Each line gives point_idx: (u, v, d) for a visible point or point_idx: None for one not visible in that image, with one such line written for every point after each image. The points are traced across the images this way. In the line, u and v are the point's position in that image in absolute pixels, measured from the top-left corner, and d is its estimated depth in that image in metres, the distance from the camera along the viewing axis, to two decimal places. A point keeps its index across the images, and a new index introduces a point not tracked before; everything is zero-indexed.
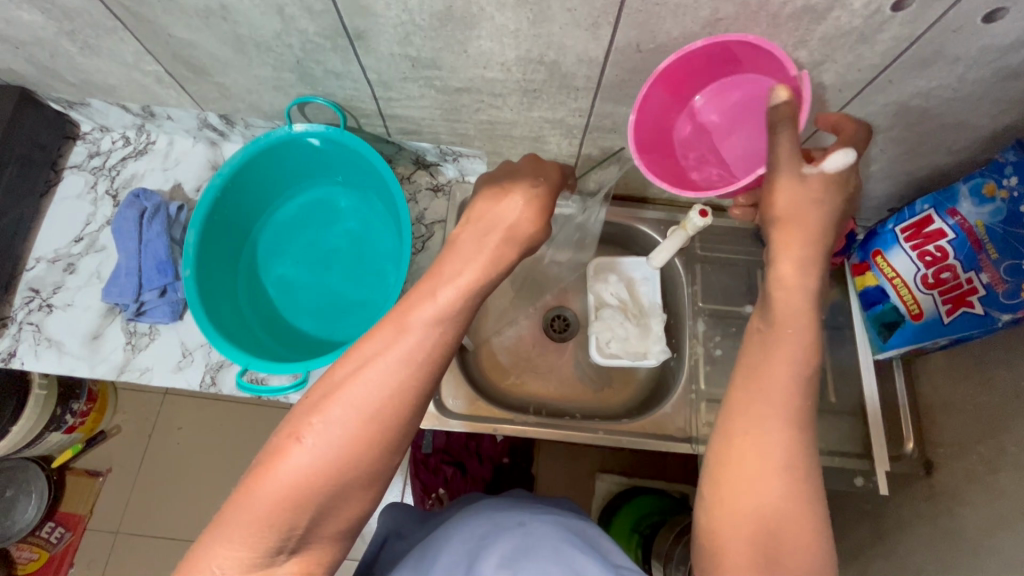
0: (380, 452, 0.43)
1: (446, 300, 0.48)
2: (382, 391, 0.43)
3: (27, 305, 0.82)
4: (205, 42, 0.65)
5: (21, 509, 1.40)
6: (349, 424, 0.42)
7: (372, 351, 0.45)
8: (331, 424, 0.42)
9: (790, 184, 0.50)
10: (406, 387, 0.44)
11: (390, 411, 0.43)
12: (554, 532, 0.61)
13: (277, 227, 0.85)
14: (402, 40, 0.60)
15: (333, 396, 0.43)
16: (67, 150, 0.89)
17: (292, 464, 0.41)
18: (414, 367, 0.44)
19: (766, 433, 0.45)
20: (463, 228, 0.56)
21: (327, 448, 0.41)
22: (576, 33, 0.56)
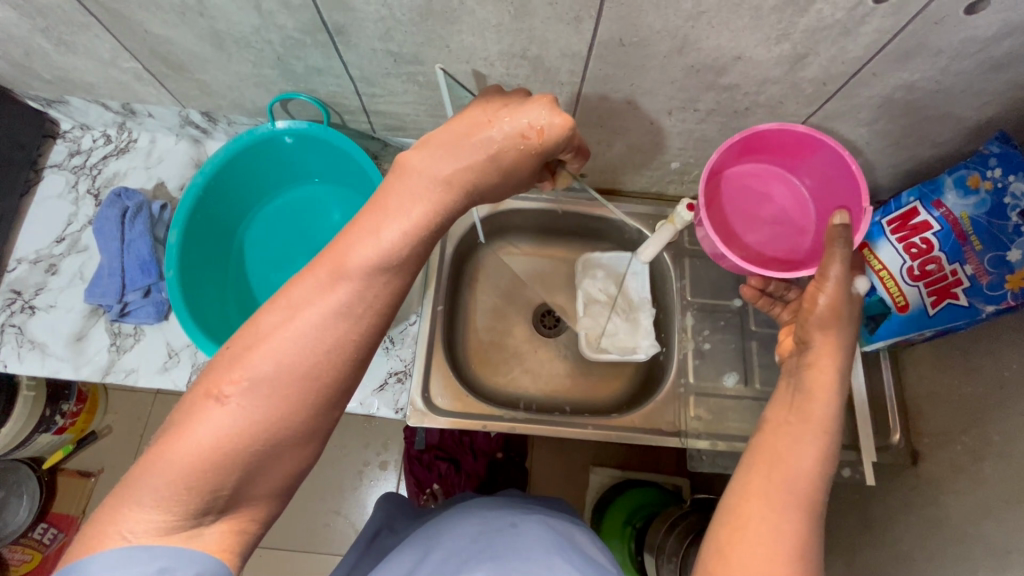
0: (312, 410, 0.40)
1: (389, 241, 0.42)
2: (312, 337, 0.39)
3: (8, 306, 0.81)
4: (183, 37, 0.64)
5: (12, 511, 1.40)
6: (277, 377, 0.38)
7: (302, 298, 0.40)
8: (256, 378, 0.38)
9: (839, 287, 0.54)
10: (344, 342, 0.41)
11: (323, 368, 0.40)
12: (545, 534, 0.61)
13: (263, 225, 0.85)
14: (383, 35, 0.59)
15: (256, 351, 0.39)
16: (47, 149, 0.88)
17: (207, 429, 0.37)
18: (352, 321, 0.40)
19: (783, 521, 0.44)
20: (413, 153, 0.46)
21: (250, 405, 0.38)
22: (558, 27, 0.55)
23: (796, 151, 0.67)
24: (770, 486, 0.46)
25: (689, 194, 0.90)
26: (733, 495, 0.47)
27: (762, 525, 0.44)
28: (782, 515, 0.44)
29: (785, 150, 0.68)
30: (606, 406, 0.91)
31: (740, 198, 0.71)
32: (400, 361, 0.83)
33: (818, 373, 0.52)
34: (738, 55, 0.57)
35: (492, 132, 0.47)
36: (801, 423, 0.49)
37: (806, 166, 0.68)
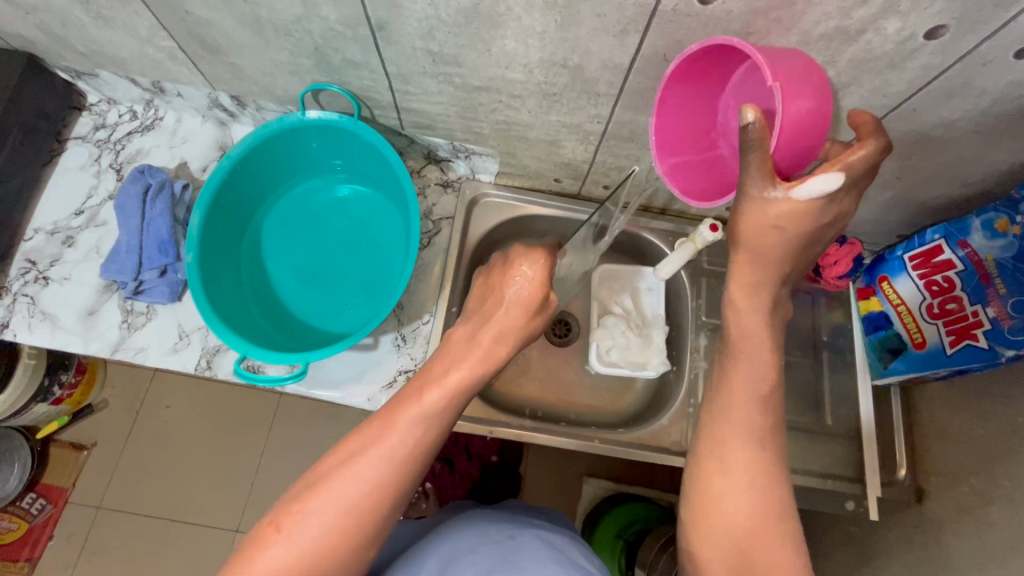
0: (355, 540, 0.49)
1: (430, 402, 0.55)
2: (362, 489, 0.50)
3: (23, 276, 0.80)
4: (223, 21, 0.64)
5: (3, 479, 1.39)
6: (333, 519, 0.48)
7: (356, 450, 0.52)
8: (314, 521, 0.48)
9: (754, 209, 0.48)
10: (383, 486, 0.51)
11: (365, 507, 0.50)
12: (540, 545, 0.62)
13: (282, 215, 0.84)
14: (425, 34, 0.59)
15: (315, 489, 0.50)
16: (72, 120, 0.87)
17: (270, 556, 0.47)
18: (392, 466, 0.51)
19: (731, 453, 0.50)
20: (458, 326, 0.63)
21: (304, 541, 0.48)
22: (604, 39, 0.55)
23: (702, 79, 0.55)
24: (721, 463, 0.50)
25: (710, 214, 0.91)
26: (693, 454, 0.53)
27: (733, 461, 0.49)
28: (732, 445, 0.50)
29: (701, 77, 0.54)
30: (613, 419, 0.90)
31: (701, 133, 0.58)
32: (410, 360, 0.81)
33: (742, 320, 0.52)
34: None
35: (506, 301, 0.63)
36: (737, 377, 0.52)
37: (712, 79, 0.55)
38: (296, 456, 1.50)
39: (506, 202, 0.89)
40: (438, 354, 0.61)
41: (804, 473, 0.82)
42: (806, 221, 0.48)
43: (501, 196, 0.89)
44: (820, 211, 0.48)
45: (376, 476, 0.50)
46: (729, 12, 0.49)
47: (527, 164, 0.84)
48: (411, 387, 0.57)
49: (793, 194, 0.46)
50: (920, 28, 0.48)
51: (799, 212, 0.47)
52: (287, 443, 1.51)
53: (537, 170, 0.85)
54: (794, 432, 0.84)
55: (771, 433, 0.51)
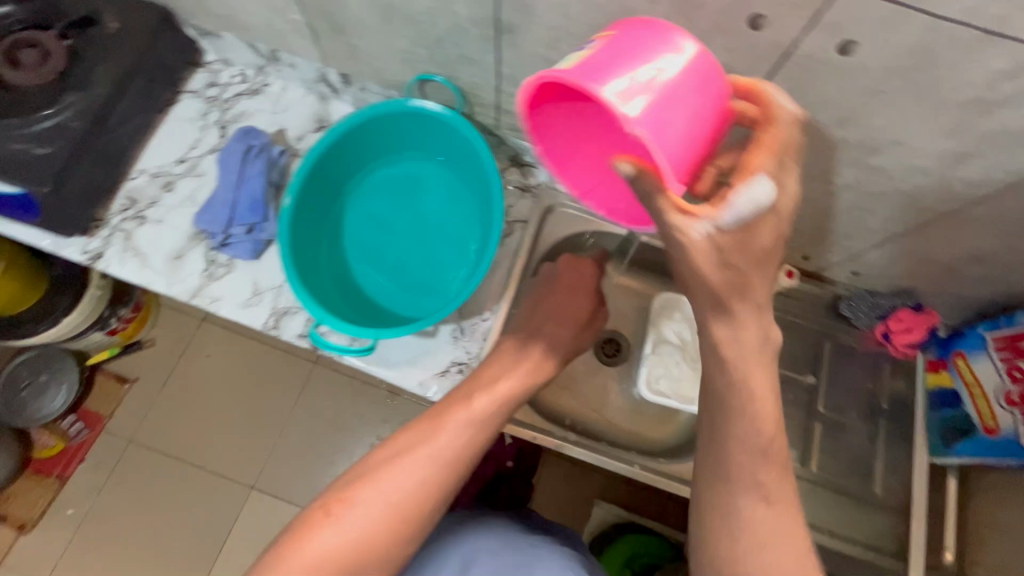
0: (403, 529, 0.54)
1: (479, 408, 0.61)
2: (411, 483, 0.55)
3: (122, 212, 0.85)
4: (355, 3, 0.67)
5: (49, 397, 1.44)
6: (377, 509, 0.53)
7: (408, 444, 0.58)
8: (363, 509, 0.53)
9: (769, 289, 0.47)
10: (431, 480, 0.56)
11: (414, 498, 0.55)
12: (563, 568, 0.62)
13: (367, 192, 0.86)
14: (549, 43, 0.60)
15: (369, 477, 0.55)
16: (188, 75, 0.92)
17: (327, 533, 0.52)
18: (441, 462, 0.57)
19: (739, 551, 0.50)
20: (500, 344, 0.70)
21: (358, 522, 0.52)
22: (727, 73, 0.55)
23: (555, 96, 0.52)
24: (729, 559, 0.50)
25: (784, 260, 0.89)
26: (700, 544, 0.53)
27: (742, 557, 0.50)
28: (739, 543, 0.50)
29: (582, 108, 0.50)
30: (651, 449, 0.89)
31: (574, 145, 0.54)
32: (465, 353, 0.82)
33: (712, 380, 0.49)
34: (898, 140, 0.56)
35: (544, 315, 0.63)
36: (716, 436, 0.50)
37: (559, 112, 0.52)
38: (320, 425, 1.54)
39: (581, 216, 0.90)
40: (490, 359, 0.70)
41: (842, 538, 0.80)
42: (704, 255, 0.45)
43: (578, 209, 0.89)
44: None
45: (422, 473, 0.56)
46: (866, 66, 0.49)
47: None
48: (462, 393, 0.63)
49: (720, 223, 0.43)
50: None
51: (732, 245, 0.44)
52: (315, 411, 1.55)
53: None
54: (837, 495, 0.82)
55: (779, 520, 0.50)
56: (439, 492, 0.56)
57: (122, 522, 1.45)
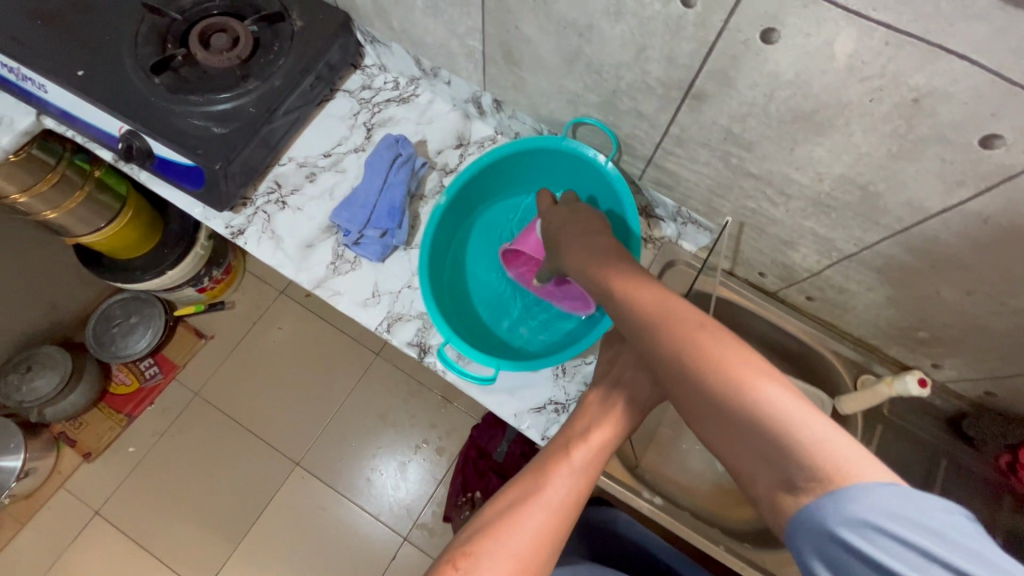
0: None
1: (581, 460, 0.56)
2: (531, 543, 0.49)
3: (267, 195, 0.90)
4: (543, 44, 0.68)
5: (135, 338, 1.51)
6: (506, 565, 0.48)
7: (517, 499, 0.53)
8: (492, 564, 0.48)
9: None
10: (549, 535, 0.51)
11: (536, 561, 0.49)
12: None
13: (491, 220, 0.90)
14: (737, 116, 0.60)
15: (484, 539, 0.50)
16: (346, 75, 0.97)
17: None
18: (555, 515, 0.52)
19: None
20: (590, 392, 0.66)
21: None
22: (931, 181, 0.53)
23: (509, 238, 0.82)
24: None
25: (908, 363, 0.85)
26: None
27: None
28: None
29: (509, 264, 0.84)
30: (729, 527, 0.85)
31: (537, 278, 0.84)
32: (563, 394, 0.80)
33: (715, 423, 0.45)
34: None
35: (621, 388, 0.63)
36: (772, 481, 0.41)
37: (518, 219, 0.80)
38: (370, 416, 1.56)
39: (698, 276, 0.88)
40: (575, 413, 0.64)
41: None
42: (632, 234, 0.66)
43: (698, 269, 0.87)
44: None
45: (542, 525, 0.51)
46: None
47: (742, 251, 0.83)
48: (557, 444, 0.59)
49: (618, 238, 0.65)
50: None
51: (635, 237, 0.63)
52: (371, 400, 1.58)
53: (747, 259, 0.84)
54: None
55: None
56: (557, 549, 0.51)
57: (176, 471, 1.51)
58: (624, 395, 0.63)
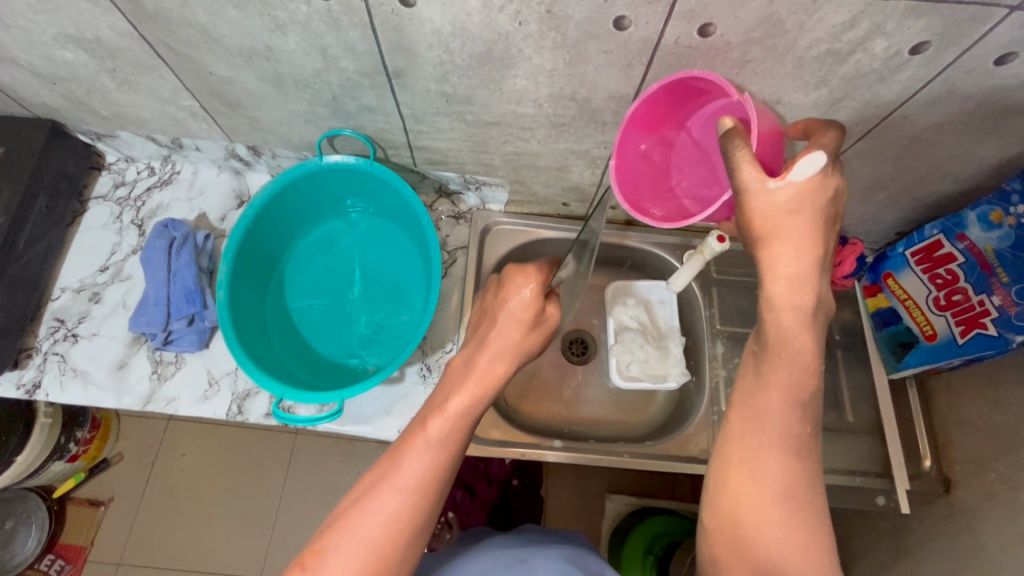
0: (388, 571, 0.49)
1: (435, 433, 0.55)
2: (384, 522, 0.50)
3: (52, 335, 0.82)
4: (245, 79, 0.67)
5: (20, 542, 1.28)
6: (358, 549, 0.49)
7: (372, 483, 0.53)
8: (338, 559, 0.49)
9: (757, 198, 0.47)
10: (404, 514, 0.51)
11: (393, 538, 0.50)
12: (555, 563, 0.60)
13: (302, 256, 0.87)
14: (440, 78, 0.62)
15: (335, 530, 0.51)
16: (92, 180, 0.90)
17: None
18: (409, 495, 0.51)
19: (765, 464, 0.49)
20: (457, 356, 0.63)
21: None
22: (609, 72, 0.59)
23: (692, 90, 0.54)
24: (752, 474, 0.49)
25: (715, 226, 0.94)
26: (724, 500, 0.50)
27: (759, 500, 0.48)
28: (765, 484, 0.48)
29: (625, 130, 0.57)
30: (638, 432, 0.91)
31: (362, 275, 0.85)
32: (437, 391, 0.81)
33: (768, 443, 0.49)
34: (777, 99, 0.61)
35: (496, 337, 0.61)
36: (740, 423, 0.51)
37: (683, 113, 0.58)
38: (319, 495, 1.39)
39: (516, 229, 0.91)
40: (442, 381, 0.61)
41: (833, 472, 0.82)
42: (818, 202, 0.46)
43: (511, 223, 0.91)
44: (822, 188, 0.46)
45: (395, 510, 0.51)
46: (727, 42, 0.53)
47: (536, 191, 0.87)
48: (419, 417, 0.57)
49: (789, 181, 0.46)
50: (905, 44, 0.52)
51: (805, 194, 0.46)
52: (310, 478, 1.40)
53: (545, 196, 0.88)
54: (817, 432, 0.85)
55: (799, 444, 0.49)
56: (422, 525, 0.52)
57: None
58: (484, 355, 0.60)
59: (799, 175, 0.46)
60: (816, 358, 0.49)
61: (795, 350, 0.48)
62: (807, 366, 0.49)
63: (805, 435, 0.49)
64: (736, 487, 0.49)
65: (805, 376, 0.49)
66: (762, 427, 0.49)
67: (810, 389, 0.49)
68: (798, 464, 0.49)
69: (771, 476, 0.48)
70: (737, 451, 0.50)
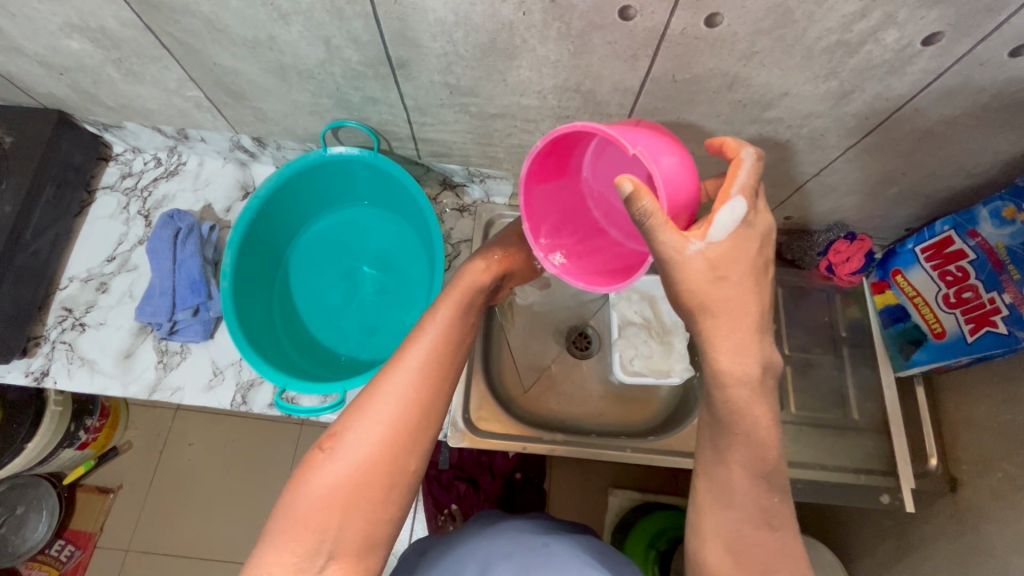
0: (404, 451, 0.49)
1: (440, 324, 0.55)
2: (399, 403, 0.50)
3: (60, 323, 0.83)
4: (249, 69, 0.67)
5: (31, 527, 1.29)
6: (374, 428, 0.49)
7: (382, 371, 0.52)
8: (356, 437, 0.48)
9: (682, 269, 0.46)
10: (416, 395, 0.51)
11: (408, 418, 0.50)
12: (577, 553, 0.58)
13: (306, 247, 0.87)
14: (444, 69, 0.62)
15: (352, 413, 0.50)
16: (99, 171, 0.91)
17: (320, 480, 0.47)
18: (421, 376, 0.51)
19: (741, 532, 0.49)
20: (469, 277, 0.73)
21: (350, 456, 0.48)
22: (615, 64, 0.58)
23: (575, 136, 0.58)
24: (729, 541, 0.49)
25: None
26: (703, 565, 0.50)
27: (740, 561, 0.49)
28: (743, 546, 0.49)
29: (526, 183, 0.55)
30: (641, 428, 0.91)
31: (363, 268, 0.86)
32: None
33: (741, 519, 0.49)
34: (785, 91, 0.60)
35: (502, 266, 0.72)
36: (711, 493, 0.50)
37: (570, 165, 0.63)
38: None
39: None
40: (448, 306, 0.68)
41: (837, 469, 0.82)
42: (741, 261, 0.47)
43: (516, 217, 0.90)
44: (744, 240, 0.48)
45: (407, 389, 0.51)
46: (734, 33, 0.52)
47: None
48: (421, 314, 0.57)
49: (710, 240, 0.46)
50: (918, 35, 0.51)
51: (727, 252, 0.47)
52: None
53: None
54: (821, 429, 0.84)
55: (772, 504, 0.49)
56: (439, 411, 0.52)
57: None
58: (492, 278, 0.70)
59: (726, 223, 0.46)
60: (772, 432, 0.48)
61: (750, 428, 0.48)
62: (764, 442, 0.48)
63: (775, 503, 0.49)
64: (715, 562, 0.50)
65: (763, 449, 0.48)
66: (730, 505, 0.49)
67: (770, 460, 0.49)
68: (773, 535, 0.49)
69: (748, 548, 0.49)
70: (710, 528, 0.50)
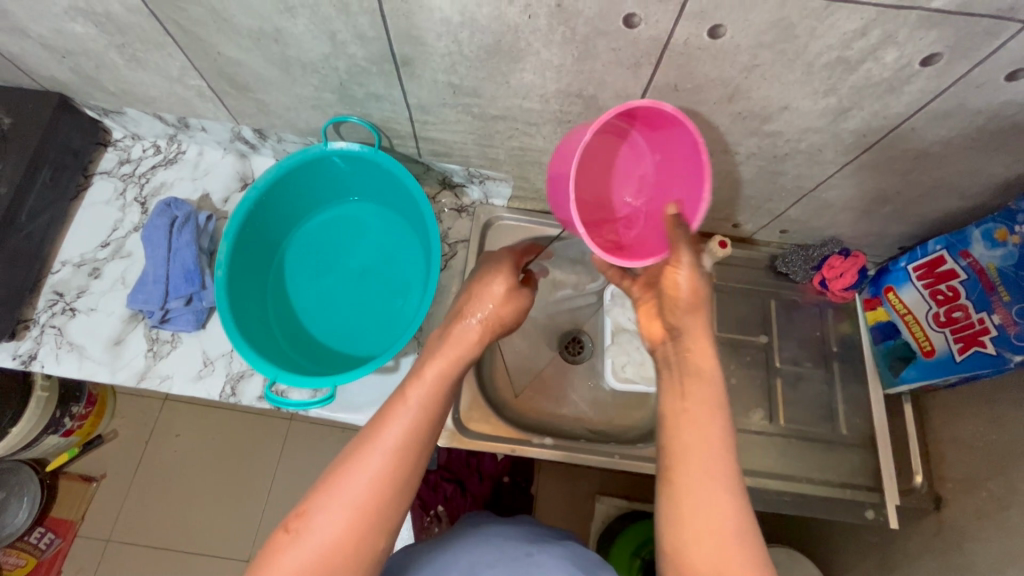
0: (371, 534, 0.48)
1: (414, 402, 0.53)
2: (370, 485, 0.48)
3: (50, 308, 0.82)
4: (253, 61, 0.67)
5: (10, 514, 1.26)
6: (344, 513, 0.47)
7: (353, 448, 0.51)
8: (323, 522, 0.47)
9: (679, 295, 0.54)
10: (387, 479, 0.49)
11: (376, 502, 0.48)
12: (563, 562, 0.58)
13: (303, 240, 0.87)
14: (448, 68, 0.62)
15: (323, 493, 0.48)
16: (97, 156, 0.90)
17: (284, 564, 0.46)
18: (391, 458, 0.50)
19: (712, 503, 0.45)
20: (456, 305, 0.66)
21: (317, 541, 0.46)
22: (618, 70, 0.58)
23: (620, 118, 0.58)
24: (702, 514, 0.45)
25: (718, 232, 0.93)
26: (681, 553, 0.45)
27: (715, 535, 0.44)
28: (715, 515, 0.45)
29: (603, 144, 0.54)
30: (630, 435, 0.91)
31: (358, 264, 0.85)
32: None
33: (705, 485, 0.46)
34: (785, 105, 0.60)
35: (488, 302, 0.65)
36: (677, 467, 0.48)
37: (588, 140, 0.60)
38: (310, 482, 1.39)
39: (518, 225, 0.91)
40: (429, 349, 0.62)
41: (823, 483, 0.82)
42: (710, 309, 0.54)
43: (513, 218, 0.91)
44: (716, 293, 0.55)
45: (378, 472, 0.49)
46: (736, 45, 0.52)
47: (539, 187, 0.86)
48: (398, 385, 0.56)
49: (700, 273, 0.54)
50: (916, 55, 0.51)
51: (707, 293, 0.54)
52: (301, 464, 1.40)
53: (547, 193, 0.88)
54: (809, 443, 0.85)
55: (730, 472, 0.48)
56: (411, 492, 0.51)
57: None
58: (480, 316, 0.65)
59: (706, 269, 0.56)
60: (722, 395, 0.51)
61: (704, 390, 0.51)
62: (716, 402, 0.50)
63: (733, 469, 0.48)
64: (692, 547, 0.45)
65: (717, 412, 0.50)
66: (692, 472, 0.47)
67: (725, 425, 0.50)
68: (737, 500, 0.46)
69: (728, 566, 0.43)
70: (680, 503, 0.46)
